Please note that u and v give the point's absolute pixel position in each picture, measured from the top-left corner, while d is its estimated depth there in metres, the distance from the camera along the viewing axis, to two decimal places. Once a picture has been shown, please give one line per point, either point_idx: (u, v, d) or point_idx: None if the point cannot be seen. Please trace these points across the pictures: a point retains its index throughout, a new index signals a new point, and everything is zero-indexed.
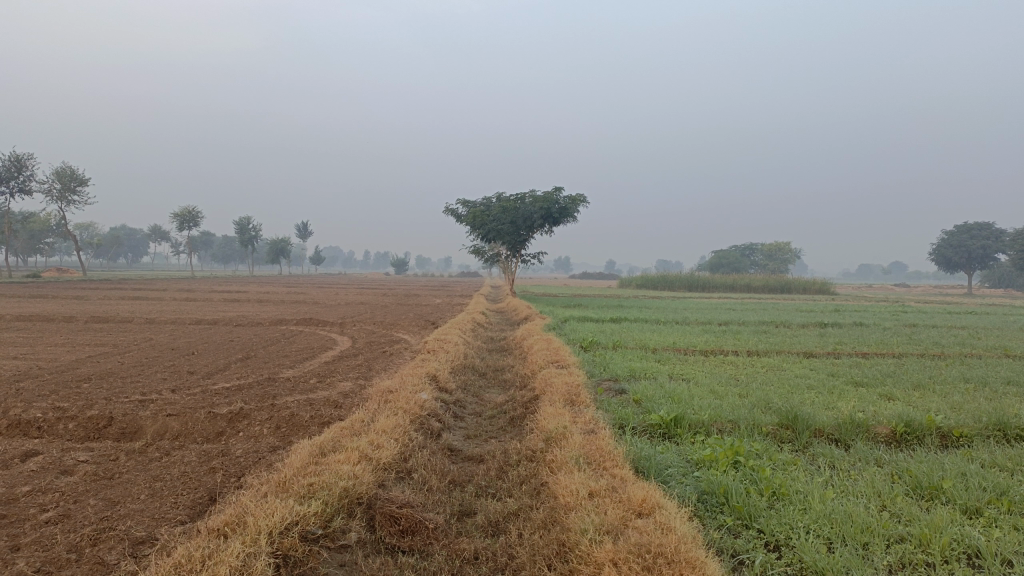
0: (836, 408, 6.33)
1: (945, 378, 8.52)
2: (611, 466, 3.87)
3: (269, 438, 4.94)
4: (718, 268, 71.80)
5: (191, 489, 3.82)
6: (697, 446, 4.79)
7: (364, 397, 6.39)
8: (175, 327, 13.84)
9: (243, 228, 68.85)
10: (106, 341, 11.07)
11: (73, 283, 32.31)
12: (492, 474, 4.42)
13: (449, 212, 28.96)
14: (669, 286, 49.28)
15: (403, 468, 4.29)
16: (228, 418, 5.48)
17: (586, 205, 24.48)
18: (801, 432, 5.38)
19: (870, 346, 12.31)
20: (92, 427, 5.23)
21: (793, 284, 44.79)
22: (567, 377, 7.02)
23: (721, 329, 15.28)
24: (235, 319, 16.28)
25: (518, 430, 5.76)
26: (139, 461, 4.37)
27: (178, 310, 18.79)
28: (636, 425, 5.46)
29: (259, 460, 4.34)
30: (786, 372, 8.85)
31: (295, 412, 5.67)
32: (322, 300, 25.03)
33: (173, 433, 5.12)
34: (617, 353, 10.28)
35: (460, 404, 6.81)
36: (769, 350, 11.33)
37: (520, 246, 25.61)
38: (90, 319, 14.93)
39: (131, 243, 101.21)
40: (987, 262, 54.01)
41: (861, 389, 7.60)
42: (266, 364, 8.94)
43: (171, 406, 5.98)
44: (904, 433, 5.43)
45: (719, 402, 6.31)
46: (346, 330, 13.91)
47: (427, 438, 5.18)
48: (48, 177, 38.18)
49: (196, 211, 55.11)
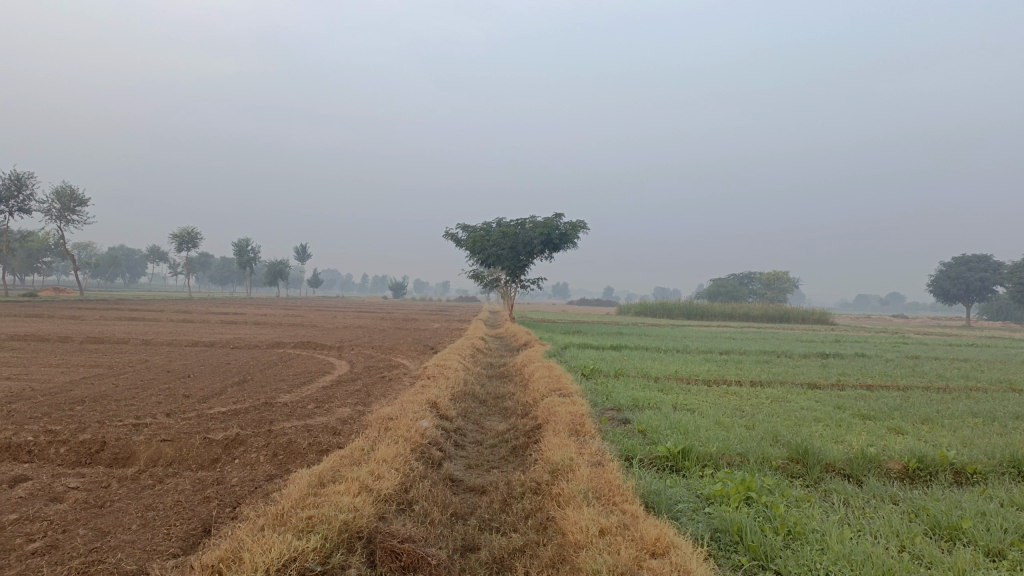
0: (845, 441, 6.19)
1: (952, 411, 8.39)
2: (620, 501, 3.73)
3: (266, 465, 4.81)
4: (716, 296, 71.78)
5: (185, 519, 3.68)
6: (706, 479, 4.66)
7: (363, 423, 6.25)
8: (171, 349, 13.68)
9: (241, 248, 68.62)
10: (101, 363, 10.91)
11: (70, 303, 32.21)
12: (495, 507, 4.28)
13: (449, 237, 28.90)
14: (668, 314, 49.28)
15: (404, 500, 4.15)
16: (224, 444, 5.34)
17: (585, 231, 24.41)
18: (811, 466, 5.25)
19: (873, 378, 12.18)
20: (84, 451, 5.09)
21: (792, 313, 44.82)
22: (570, 405, 6.88)
23: (722, 359, 15.12)
24: (231, 341, 16.14)
25: (521, 459, 5.63)
26: (131, 488, 4.23)
27: (174, 331, 18.60)
28: (643, 457, 5.32)
29: (255, 489, 4.20)
30: (790, 404, 8.70)
31: (292, 439, 5.52)
32: (319, 323, 24.91)
33: (166, 459, 4.98)
34: (619, 381, 10.15)
35: (461, 432, 6.68)
36: (772, 381, 11.19)
37: (520, 272, 25.49)
38: (85, 339, 14.79)
39: (129, 263, 101.18)
40: (985, 293, 53.99)
41: (868, 422, 7.46)
42: (263, 388, 8.79)
43: (166, 430, 5.83)
44: (916, 469, 5.30)
45: (725, 433, 6.17)
46: (344, 354, 13.75)
47: (427, 467, 5.06)
48: (49, 197, 38.25)
49: (196, 232, 55.06)
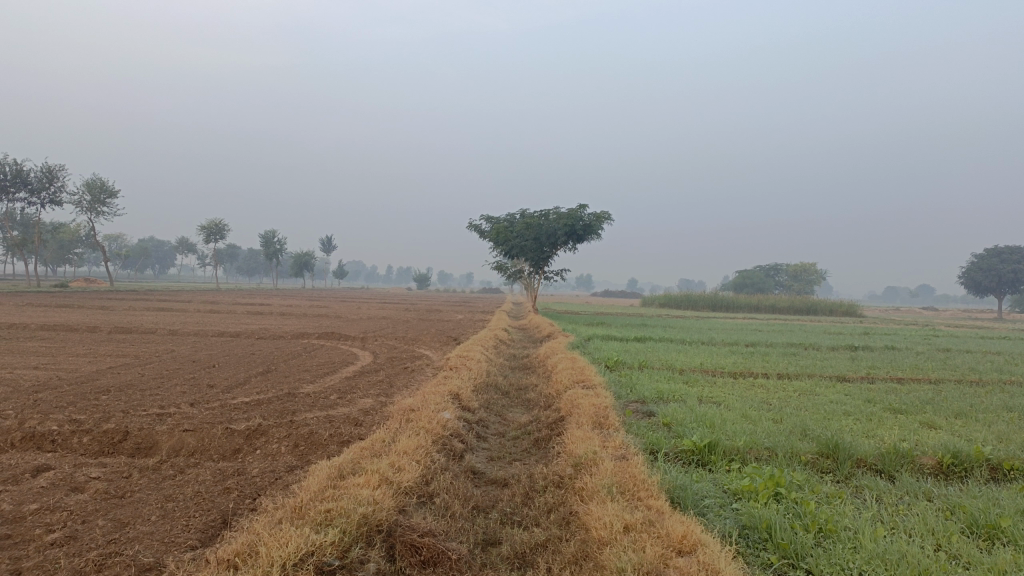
0: (877, 436, 6.03)
1: (987, 406, 8.17)
2: (645, 496, 3.64)
3: (287, 456, 4.78)
4: (741, 287, 71.17)
5: (204, 511, 3.65)
6: (733, 474, 4.55)
7: (385, 415, 6.20)
8: (197, 339, 13.78)
9: (267, 240, 69.14)
10: (128, 352, 10.99)
11: (99, 294, 32.71)
12: (517, 501, 4.21)
13: (472, 228, 28.85)
14: (692, 306, 48.91)
15: (425, 492, 4.09)
16: (246, 434, 5.32)
17: (610, 222, 24.23)
18: (842, 461, 5.12)
19: (904, 371, 11.93)
20: (107, 441, 5.10)
21: (819, 305, 44.25)
22: (594, 398, 6.77)
23: (748, 351, 14.91)
24: (257, 332, 16.25)
25: (543, 452, 5.55)
26: (152, 479, 4.22)
27: (201, 321, 18.77)
28: (667, 450, 5.22)
29: (275, 480, 4.17)
30: (819, 397, 8.53)
31: (314, 430, 5.49)
32: (344, 314, 25.05)
33: (188, 450, 4.98)
34: (643, 373, 10.03)
35: (483, 423, 6.61)
36: (800, 373, 11.01)
37: (543, 263, 25.38)
38: (113, 329, 14.96)
39: (158, 255, 102.55)
40: (1018, 286, 52.88)
41: (899, 416, 7.28)
42: (286, 378, 8.80)
43: (189, 421, 5.84)
44: (950, 464, 5.14)
45: (752, 427, 6.04)
46: (367, 345, 13.75)
47: (449, 459, 5.00)
48: (79, 189, 38.78)
49: (222, 224, 55.55)
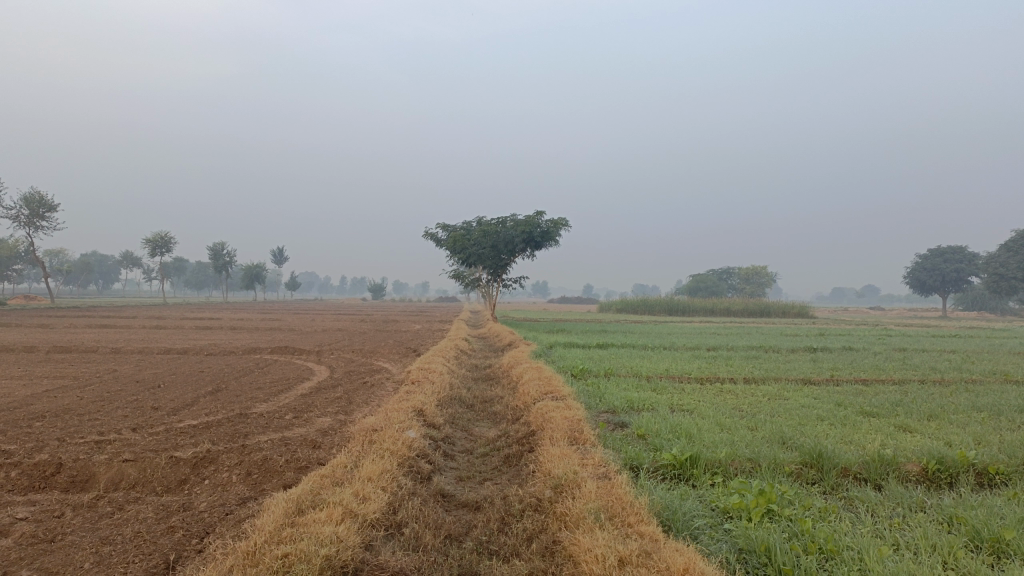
0: (856, 442, 5.86)
1: (955, 406, 8.11)
2: (636, 522, 3.35)
3: (239, 487, 4.39)
4: (695, 292, 71.97)
5: (145, 555, 3.24)
6: (719, 491, 4.30)
7: (345, 435, 5.83)
8: (142, 358, 13.13)
9: (217, 253, 67.68)
10: (66, 373, 10.36)
11: (39, 311, 31.38)
12: (492, 528, 3.89)
13: (428, 237, 28.44)
14: (649, 310, 49.15)
15: (392, 523, 3.75)
16: (193, 463, 4.89)
17: (568, 228, 24.08)
18: (826, 471, 4.93)
19: (866, 372, 11.93)
20: (38, 474, 4.63)
21: (772, 307, 44.80)
22: (565, 410, 6.47)
23: (711, 356, 14.83)
24: (206, 347, 15.62)
25: (515, 470, 5.26)
26: (87, 518, 3.79)
27: (147, 338, 17.99)
28: (647, 465, 4.96)
29: (226, 515, 3.80)
30: (789, 402, 8.39)
31: (268, 455, 5.08)
32: (297, 327, 24.35)
33: (129, 482, 4.55)
34: (610, 381, 9.80)
35: (449, 440, 6.28)
36: (766, 377, 10.89)
37: (501, 271, 25.09)
38: (52, 349, 14.19)
39: (102, 269, 99.65)
40: (960, 285, 54.37)
41: (873, 420, 7.16)
42: (238, 397, 8.33)
43: (130, 449, 5.38)
44: (936, 471, 4.98)
45: (730, 436, 5.82)
46: (323, 359, 13.27)
47: (416, 483, 4.65)
48: (16, 203, 37.25)
49: (169, 236, 54.00)
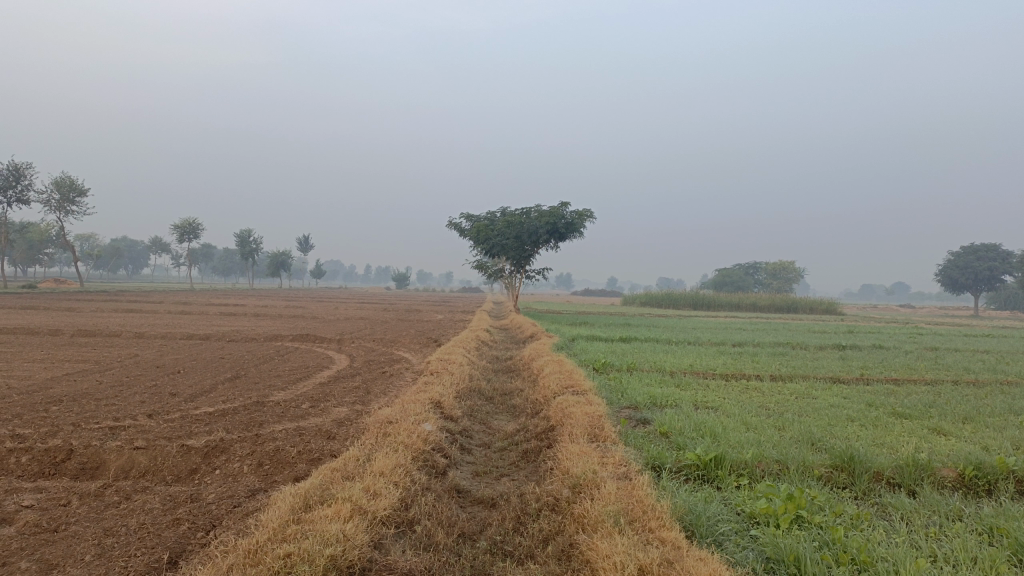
0: (889, 445, 5.63)
1: (991, 409, 7.82)
2: (657, 527, 3.19)
3: (250, 478, 4.29)
4: (721, 286, 71.24)
5: (147, 549, 3.13)
6: (746, 494, 4.11)
7: (360, 427, 5.71)
8: (165, 343, 13.15)
9: (243, 240, 68.20)
10: (88, 357, 10.38)
11: (68, 295, 31.75)
12: (507, 527, 3.75)
13: (452, 227, 28.32)
14: (673, 304, 48.72)
15: (404, 520, 3.62)
16: (205, 452, 4.80)
17: (592, 220, 23.82)
18: (858, 475, 4.72)
19: (897, 371, 11.63)
20: (48, 461, 4.56)
21: (799, 302, 44.15)
22: (586, 405, 6.31)
23: (736, 351, 14.56)
24: (228, 334, 15.65)
25: (533, 466, 5.11)
26: (93, 507, 3.69)
27: (171, 323, 18.10)
28: (670, 465, 4.79)
29: (233, 508, 3.69)
30: (818, 401, 8.15)
31: (280, 445, 4.98)
32: (321, 315, 24.38)
33: (139, 471, 4.47)
34: (633, 376, 9.61)
35: (466, 434, 6.14)
36: (793, 375, 10.63)
37: (524, 261, 24.88)
38: (77, 332, 14.30)
39: (131, 254, 100.96)
40: (994, 283, 53.22)
41: (906, 422, 6.91)
42: (256, 385, 8.27)
43: (144, 436, 5.31)
44: (973, 477, 4.74)
45: (757, 436, 5.62)
46: (344, 347, 13.23)
47: (430, 478, 4.52)
48: (48, 188, 37.71)
49: (196, 223, 54.45)
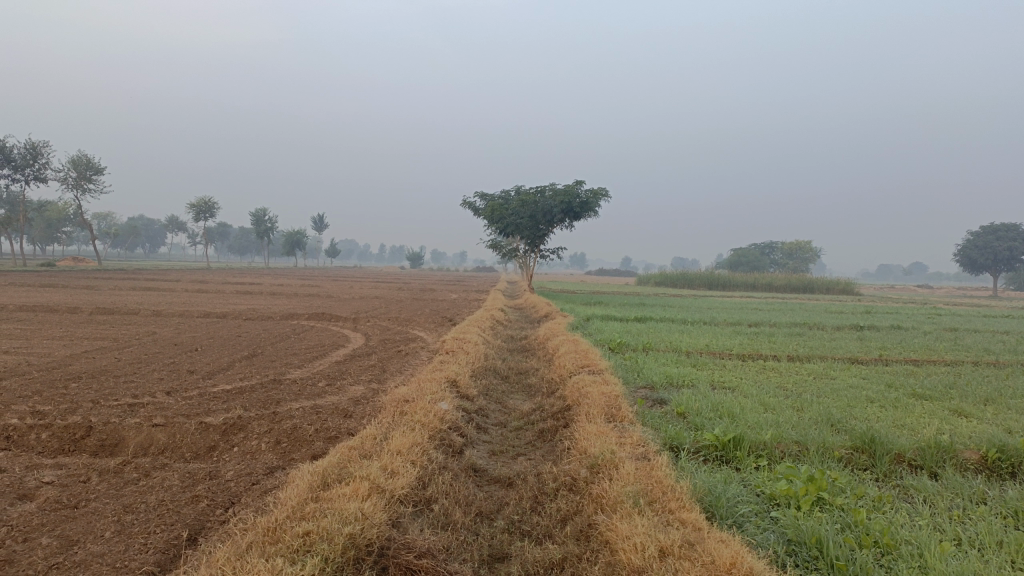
0: (910, 427, 5.57)
1: (1013, 390, 7.72)
2: (678, 508, 3.15)
3: (267, 455, 4.30)
4: (736, 266, 70.86)
5: (167, 526, 3.14)
6: (765, 475, 4.07)
7: (377, 405, 5.71)
8: (181, 320, 13.23)
9: (258, 219, 68.45)
10: (106, 335, 10.45)
11: (85, 272, 31.99)
12: (525, 506, 3.73)
13: (466, 206, 28.26)
14: (688, 283, 48.52)
15: (421, 498, 3.61)
16: (222, 430, 4.82)
17: (607, 199, 23.68)
18: (879, 457, 4.66)
19: (916, 352, 11.52)
20: (68, 437, 4.59)
21: (815, 282, 43.83)
22: (602, 385, 6.28)
23: (752, 331, 14.47)
24: (245, 312, 15.71)
25: (550, 446, 5.09)
26: (112, 484, 3.71)
27: (188, 301, 18.20)
28: (688, 445, 4.76)
29: (251, 485, 3.70)
30: (836, 381, 8.08)
31: (298, 423, 4.98)
32: (336, 293, 24.45)
33: (157, 448, 4.49)
34: (650, 356, 9.57)
35: (482, 413, 6.13)
36: (811, 355, 10.55)
37: (539, 241, 24.80)
38: (95, 310, 14.40)
39: (148, 233, 101.67)
40: (1013, 263, 52.57)
41: (926, 403, 6.84)
42: (272, 363, 8.30)
43: (162, 412, 5.33)
44: (996, 459, 4.67)
45: (776, 417, 5.57)
46: (360, 326, 13.26)
47: (446, 456, 4.52)
48: (65, 166, 37.88)
49: (212, 202, 54.64)
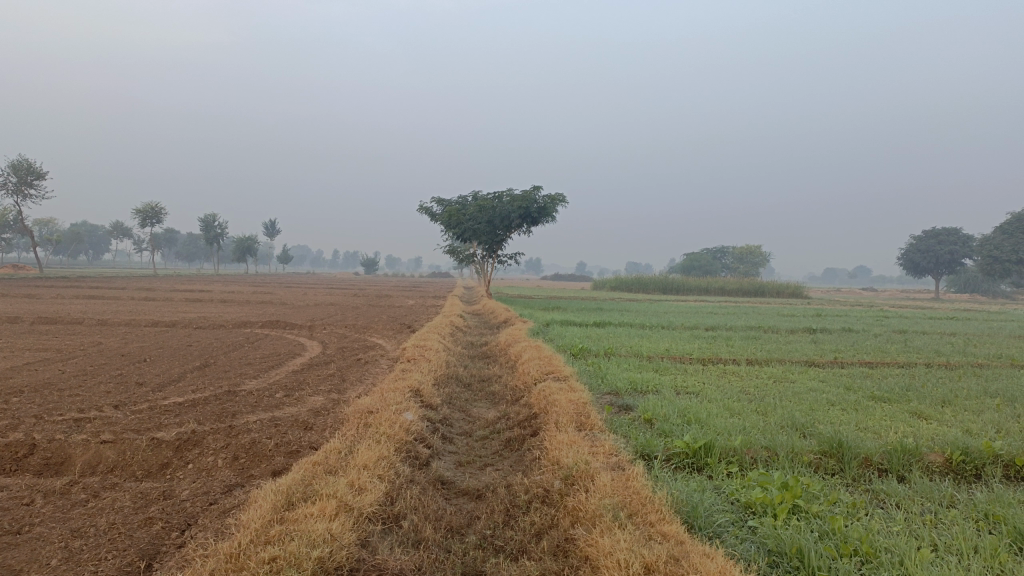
0: (873, 430, 5.61)
1: (967, 391, 7.88)
2: (658, 521, 3.08)
3: (225, 472, 4.11)
4: (689, 270, 71.91)
5: (119, 551, 2.95)
6: (738, 483, 4.04)
7: (338, 417, 5.53)
8: (129, 330, 12.75)
9: (207, 224, 67.04)
10: (49, 345, 10.01)
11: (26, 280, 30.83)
12: (497, 520, 3.61)
13: (422, 211, 28.02)
14: (642, 287, 48.96)
15: (390, 515, 3.46)
16: (176, 446, 4.59)
17: (564, 204, 23.71)
18: (847, 461, 4.67)
19: (870, 354, 11.73)
20: (8, 457, 4.32)
21: (766, 286, 44.66)
22: (568, 392, 6.18)
23: (711, 335, 14.57)
24: (195, 321, 15.25)
25: (518, 456, 4.98)
26: (59, 507, 3.48)
27: (136, 310, 17.60)
28: (659, 453, 4.70)
29: (209, 506, 3.51)
30: (797, 385, 8.14)
31: (256, 437, 4.78)
32: (289, 300, 23.97)
33: (106, 466, 4.25)
34: (611, 361, 9.54)
35: (447, 422, 5.99)
36: (770, 359, 10.65)
37: (497, 246, 24.71)
38: (37, 319, 13.84)
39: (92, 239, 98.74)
40: (954, 267, 54.29)
41: (886, 405, 6.92)
42: (227, 373, 8.02)
43: (110, 428, 5.06)
44: (960, 462, 4.71)
45: (743, 422, 5.55)
46: (316, 334, 12.96)
47: (413, 469, 4.37)
48: (4, 170, 36.50)
49: (159, 207, 53.29)
